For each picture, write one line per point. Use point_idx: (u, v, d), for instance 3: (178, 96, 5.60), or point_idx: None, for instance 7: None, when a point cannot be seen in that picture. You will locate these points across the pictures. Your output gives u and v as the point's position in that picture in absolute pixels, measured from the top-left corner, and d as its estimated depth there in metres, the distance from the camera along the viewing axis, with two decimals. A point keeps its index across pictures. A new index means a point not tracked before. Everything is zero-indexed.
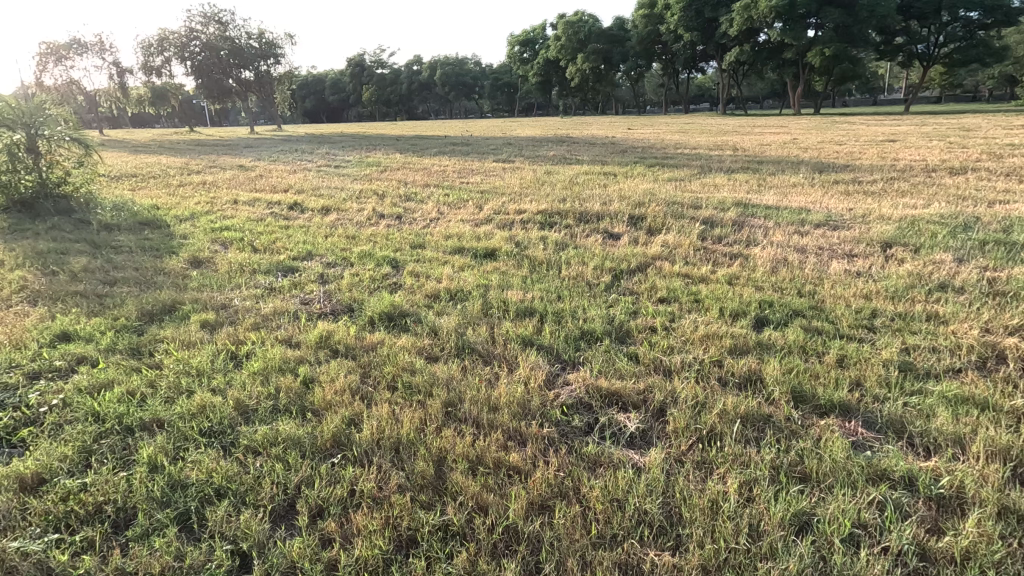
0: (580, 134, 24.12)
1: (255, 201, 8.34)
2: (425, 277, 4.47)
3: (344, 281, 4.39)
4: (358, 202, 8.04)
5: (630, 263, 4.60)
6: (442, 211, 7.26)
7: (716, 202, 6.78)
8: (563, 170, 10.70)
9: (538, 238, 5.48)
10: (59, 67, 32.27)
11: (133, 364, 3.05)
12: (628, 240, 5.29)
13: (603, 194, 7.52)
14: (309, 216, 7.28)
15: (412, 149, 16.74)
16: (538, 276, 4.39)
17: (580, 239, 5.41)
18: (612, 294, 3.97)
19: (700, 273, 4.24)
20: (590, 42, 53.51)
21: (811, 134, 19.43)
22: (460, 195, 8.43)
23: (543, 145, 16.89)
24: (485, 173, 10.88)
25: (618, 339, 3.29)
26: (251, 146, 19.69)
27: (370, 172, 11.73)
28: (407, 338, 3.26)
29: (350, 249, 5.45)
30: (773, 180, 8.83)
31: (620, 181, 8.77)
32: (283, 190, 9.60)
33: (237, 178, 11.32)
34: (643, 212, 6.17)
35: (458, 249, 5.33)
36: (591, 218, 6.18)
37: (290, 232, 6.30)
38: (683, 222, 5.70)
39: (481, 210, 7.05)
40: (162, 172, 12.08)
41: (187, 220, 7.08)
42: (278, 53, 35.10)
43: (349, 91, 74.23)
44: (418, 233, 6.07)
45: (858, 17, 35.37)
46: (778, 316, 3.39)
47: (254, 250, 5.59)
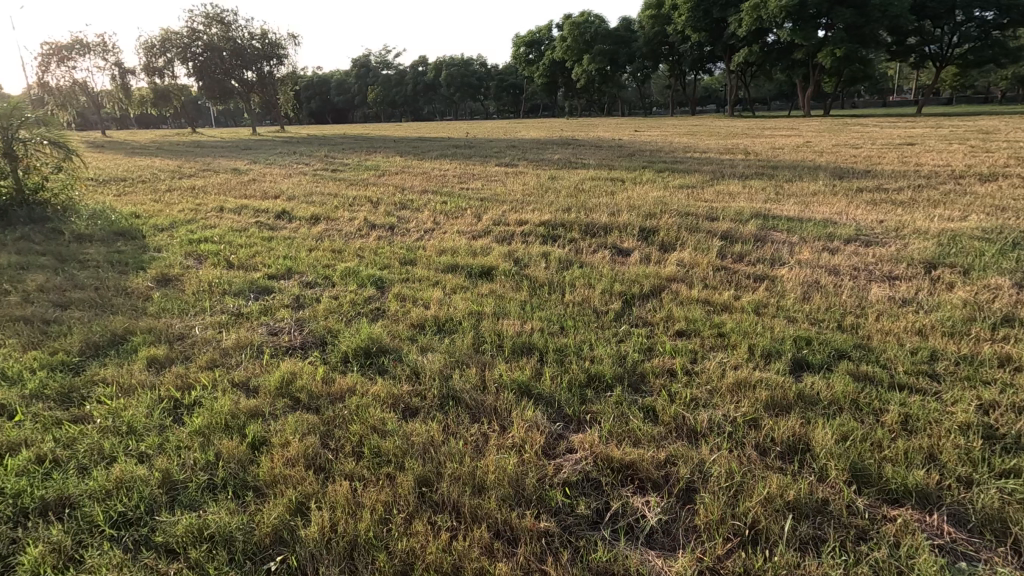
0: (586, 136, 23.69)
1: (242, 209, 7.88)
2: (412, 301, 3.99)
3: (320, 306, 3.91)
4: (350, 210, 7.58)
5: (642, 285, 4.12)
6: (438, 220, 6.79)
7: (734, 213, 6.27)
8: (568, 174, 10.22)
9: (540, 254, 4.99)
10: (61, 68, 32.01)
11: (56, 417, 2.57)
12: (640, 257, 4.80)
13: (611, 202, 7.02)
14: (297, 226, 6.82)
15: (413, 151, 16.28)
16: (539, 301, 3.90)
17: (586, 255, 4.93)
18: (622, 325, 3.48)
19: (722, 300, 3.74)
20: (597, 43, 52.96)
21: (825, 136, 18.89)
22: (458, 202, 7.95)
23: (548, 147, 16.37)
24: (487, 178, 10.39)
25: (631, 386, 2.80)
26: (249, 148, 19.26)
27: (367, 177, 11.26)
28: (383, 384, 2.77)
29: (333, 265, 4.98)
30: (792, 187, 8.32)
31: (628, 188, 8.27)
32: (274, 196, 9.15)
33: (229, 183, 10.87)
34: (654, 225, 5.68)
35: (452, 266, 4.85)
36: (597, 230, 5.69)
37: (273, 244, 5.84)
38: (699, 237, 5.20)
39: (479, 220, 6.57)
40: (153, 177, 11.65)
41: (166, 230, 6.62)
42: (281, 53, 34.72)
43: (354, 92, 73.95)
44: (411, 246, 5.59)
45: (870, 17, 34.72)
46: (820, 357, 2.89)
47: (230, 266, 5.12)
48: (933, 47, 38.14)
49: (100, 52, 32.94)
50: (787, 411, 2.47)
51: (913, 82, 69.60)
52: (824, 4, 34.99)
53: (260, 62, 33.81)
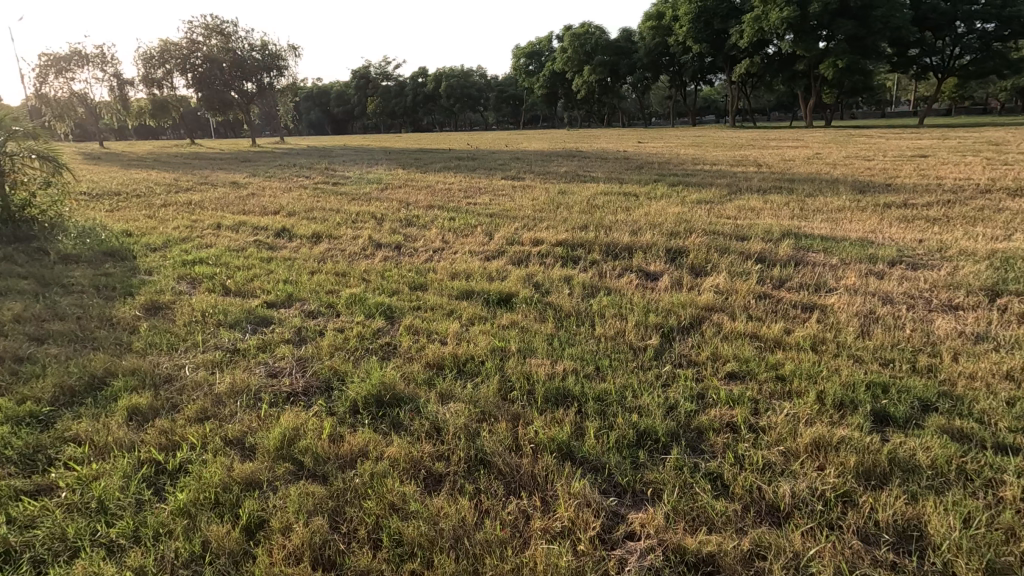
0: (589, 147, 23.43)
1: (239, 226, 7.50)
2: (427, 335, 3.61)
3: (326, 342, 3.52)
4: (354, 228, 7.22)
5: (678, 316, 3.75)
6: (447, 239, 6.43)
7: (762, 231, 5.91)
8: (578, 188, 9.91)
9: (561, 278, 4.62)
10: (59, 79, 31.84)
11: (14, 488, 2.17)
12: (670, 282, 4.43)
13: (629, 220, 6.67)
14: (298, 245, 6.45)
15: (416, 163, 15.97)
16: (567, 335, 3.52)
17: (612, 280, 4.56)
18: (665, 365, 3.10)
19: (772, 335, 3.37)
20: (597, 54, 53.10)
21: (833, 148, 18.63)
22: (467, 218, 7.61)
23: (553, 160, 16.06)
24: (494, 192, 10.06)
25: (688, 445, 2.41)
26: (248, 161, 18.94)
27: (370, 191, 10.93)
28: (400, 445, 2.38)
29: (339, 291, 4.60)
30: (815, 202, 7.98)
31: (644, 204, 7.91)
32: (274, 212, 8.79)
33: (227, 197, 10.51)
34: (681, 245, 5.33)
35: (467, 292, 4.47)
36: (620, 252, 5.33)
37: (272, 266, 5.45)
38: (731, 259, 4.84)
39: (491, 239, 6.22)
40: (148, 191, 11.29)
41: (158, 250, 6.24)
42: (281, 65, 34.65)
43: (354, 103, 74.04)
44: (421, 269, 5.23)
45: (871, 28, 34.70)
46: (903, 409, 2.51)
47: (227, 291, 4.73)
48: (934, 59, 38.13)
49: (99, 63, 32.80)
50: (883, 481, 2.08)
51: (912, 93, 69.80)
52: (826, 15, 34.95)
53: (260, 74, 33.70)
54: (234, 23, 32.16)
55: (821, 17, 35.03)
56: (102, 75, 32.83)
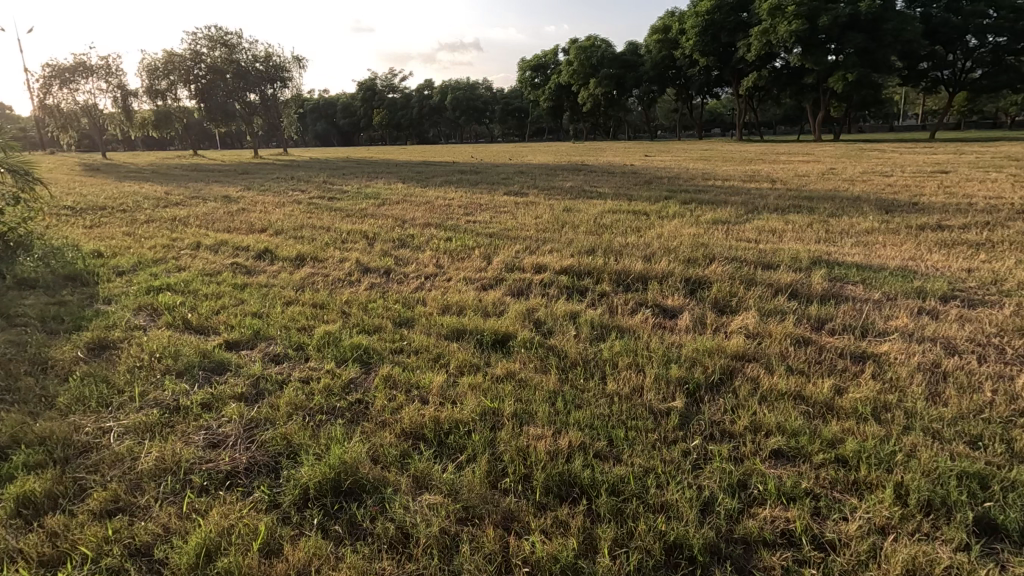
0: (595, 161, 23.01)
1: (220, 246, 6.99)
2: (406, 390, 3.04)
3: (286, 397, 2.95)
4: (343, 249, 6.71)
5: (705, 365, 3.18)
6: (442, 263, 5.89)
7: (790, 258, 5.34)
8: (584, 205, 9.40)
9: (566, 314, 4.06)
10: (63, 89, 31.72)
11: None
12: (693, 321, 3.85)
13: (641, 242, 6.14)
14: (279, 268, 5.91)
15: (417, 177, 15.54)
16: (573, 394, 2.94)
17: (625, 317, 3.99)
18: (694, 440, 2.51)
19: (822, 397, 2.78)
20: (602, 67, 53.01)
21: (847, 163, 18.12)
22: (464, 239, 7.08)
23: (558, 174, 15.60)
24: (495, 209, 9.55)
25: (734, 568, 1.82)
26: (245, 173, 18.52)
27: (366, 207, 10.45)
28: (352, 565, 1.81)
29: (314, 327, 4.06)
30: (840, 223, 7.42)
31: (656, 224, 7.37)
32: (261, 230, 8.28)
33: (216, 213, 10.04)
34: (700, 274, 4.77)
35: (457, 332, 3.89)
36: (633, 281, 4.77)
37: (244, 296, 4.91)
38: (760, 293, 4.27)
39: (491, 264, 5.69)
40: (135, 205, 10.84)
41: (126, 273, 5.72)
42: (285, 76, 34.52)
43: (360, 115, 74.19)
44: (410, 299, 4.70)
45: (881, 42, 34.28)
46: (1020, 519, 1.91)
47: (187, 326, 4.18)
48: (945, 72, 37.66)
49: (103, 74, 32.72)
50: None
51: (919, 107, 69.40)
52: (835, 29, 34.62)
53: (263, 85, 33.54)
54: (239, 34, 32.08)
55: (830, 30, 34.68)
56: (105, 86, 32.78)
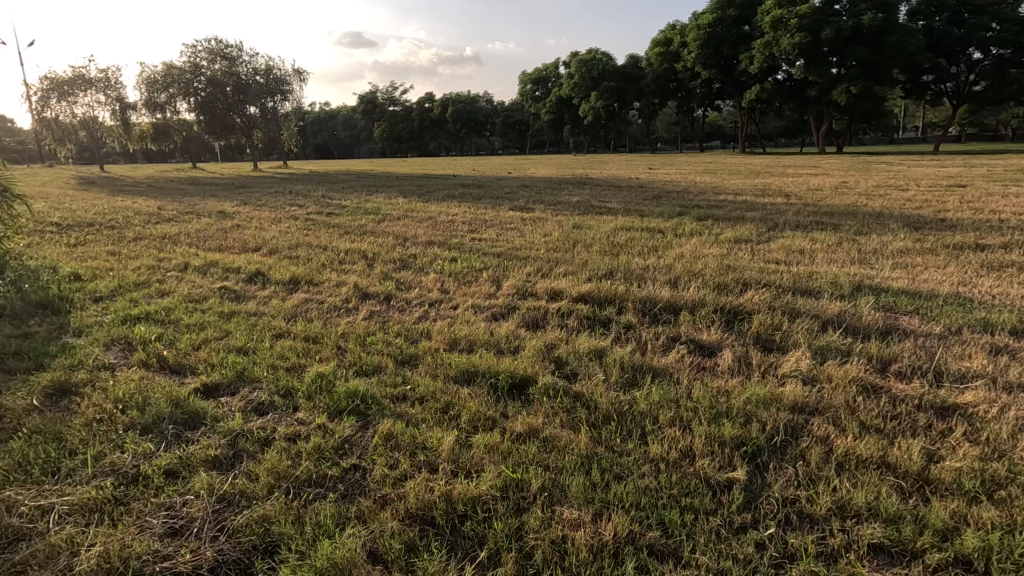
0: (599, 174, 22.68)
1: (208, 267, 6.52)
2: (410, 455, 2.56)
3: (267, 463, 2.48)
4: (342, 271, 6.27)
5: (762, 420, 2.70)
6: (449, 287, 5.43)
7: (829, 283, 4.88)
8: (595, 221, 8.98)
9: (591, 352, 3.59)
10: (61, 102, 31.45)
11: None
12: (735, 362, 3.39)
13: (663, 265, 5.69)
14: (270, 293, 5.44)
15: (418, 191, 15.17)
16: (611, 459, 2.46)
17: (658, 357, 3.52)
18: (768, 527, 2.04)
19: (914, 465, 2.30)
20: (603, 80, 53.10)
21: (857, 176, 17.77)
22: (470, 259, 6.63)
23: (563, 187, 15.20)
24: (502, 226, 9.12)
25: None
26: (243, 187, 18.14)
27: (366, 223, 10.03)
28: None
29: (306, 367, 3.59)
30: (870, 241, 6.99)
31: (674, 244, 6.93)
32: (256, 249, 7.84)
33: (208, 230, 9.60)
34: (733, 302, 4.31)
35: (468, 374, 3.42)
36: (660, 311, 4.31)
37: (230, 327, 4.44)
38: (807, 327, 3.81)
39: (501, 289, 5.24)
40: (125, 221, 10.40)
41: (103, 299, 5.24)
42: (286, 89, 34.34)
43: (361, 127, 74.24)
44: (414, 332, 4.23)
45: (885, 54, 34.15)
46: None
47: (163, 365, 3.70)
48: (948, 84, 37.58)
49: (103, 86, 32.44)
50: None
51: (919, 119, 69.55)
52: (837, 41, 34.55)
53: (263, 97, 33.33)
54: (239, 47, 31.98)
55: (833, 43, 34.58)
56: (104, 99, 32.56)
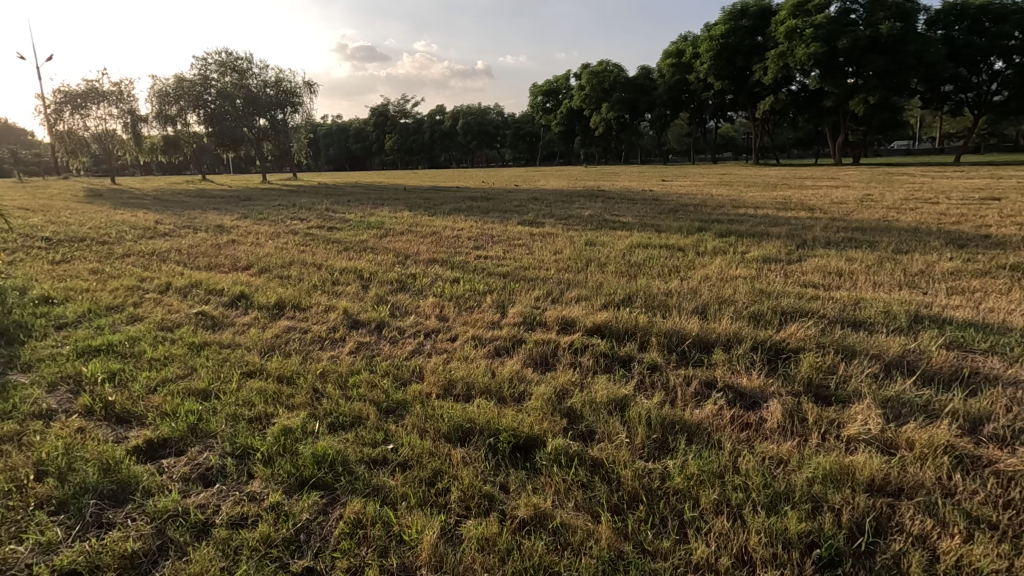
0: (611, 186, 22.20)
1: (190, 289, 6.04)
2: (382, 556, 2.00)
3: (196, 566, 1.93)
4: (334, 293, 5.75)
5: (834, 507, 2.10)
6: (449, 313, 4.89)
7: (882, 313, 4.27)
8: (608, 238, 8.46)
9: (609, 401, 3.02)
10: (74, 115, 31.65)
11: None
12: (787, 419, 2.79)
13: (686, 290, 5.11)
14: (251, 320, 4.92)
15: (424, 205, 14.74)
16: (641, 568, 1.87)
17: (691, 410, 2.93)
18: None
19: None
20: (614, 92, 52.91)
21: (881, 188, 17.10)
22: (474, 280, 6.11)
23: (574, 200, 14.68)
24: (509, 242, 8.61)
25: None
26: (248, 200, 17.90)
27: (367, 238, 9.56)
28: None
29: (273, 418, 3.05)
30: (913, 261, 6.37)
31: (696, 263, 6.37)
32: (246, 268, 7.36)
33: (202, 245, 9.16)
34: (774, 336, 3.72)
35: (462, 430, 2.84)
36: (689, 348, 3.72)
37: (197, 363, 3.91)
38: (868, 371, 3.20)
39: (507, 317, 4.69)
40: (118, 235, 10.01)
41: (66, 326, 4.75)
42: (295, 101, 34.28)
43: (372, 140, 74.74)
44: (404, 371, 3.68)
45: (904, 64, 33.46)
46: None
47: (108, 413, 3.16)
48: (970, 93, 36.71)
49: (115, 100, 32.64)
50: None
51: (936, 130, 68.54)
52: (854, 51, 33.89)
53: (274, 110, 33.30)
54: (249, 60, 32.16)
55: (850, 53, 33.92)
56: (116, 112, 32.78)
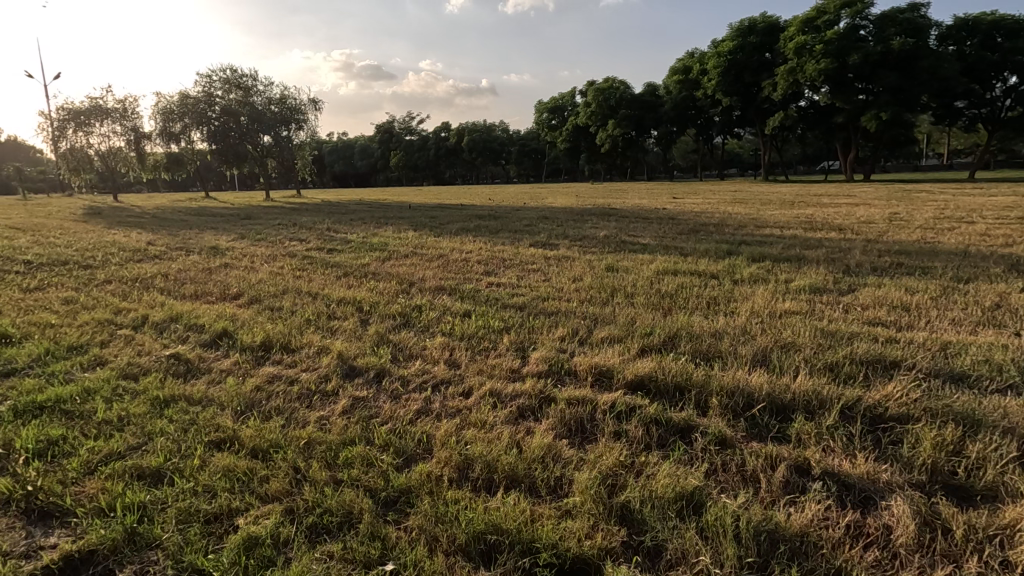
0: (622, 204, 21.67)
1: (169, 324, 5.39)
2: None
3: None
4: (329, 330, 5.06)
5: None
6: (461, 359, 4.20)
7: (982, 363, 3.54)
8: (630, 262, 7.82)
9: (676, 499, 2.30)
10: (77, 132, 31.41)
11: None
12: (923, 532, 2.07)
13: (736, 330, 4.41)
14: (230, 365, 4.23)
15: (430, 224, 14.19)
16: None
17: (788, 513, 2.21)
18: None
19: None
20: (620, 108, 52.76)
21: (905, 206, 16.47)
22: (488, 313, 5.46)
23: (586, 220, 14.13)
24: (522, 267, 7.97)
25: None
26: (248, 218, 17.43)
27: (369, 262, 8.95)
28: None
29: (239, 517, 2.36)
30: (982, 291, 5.66)
31: (737, 295, 5.69)
32: (235, 297, 6.70)
33: (191, 269, 8.54)
34: (865, 400, 3.01)
35: (486, 543, 2.14)
36: (760, 415, 3.00)
37: (157, 427, 3.22)
38: (1012, 456, 2.47)
39: (531, 366, 3.99)
40: (104, 258, 9.42)
41: (13, 374, 4.08)
42: (300, 118, 34.28)
43: (378, 157, 75.02)
44: (409, 442, 2.98)
45: (916, 80, 32.96)
46: None
47: (27, 507, 2.47)
48: (983, 108, 36.20)
49: (118, 117, 32.67)
50: None
51: (944, 147, 68.31)
52: (865, 67, 33.48)
53: (278, 127, 33.21)
54: (254, 78, 32.16)
55: (860, 68, 33.52)
56: (119, 129, 32.70)
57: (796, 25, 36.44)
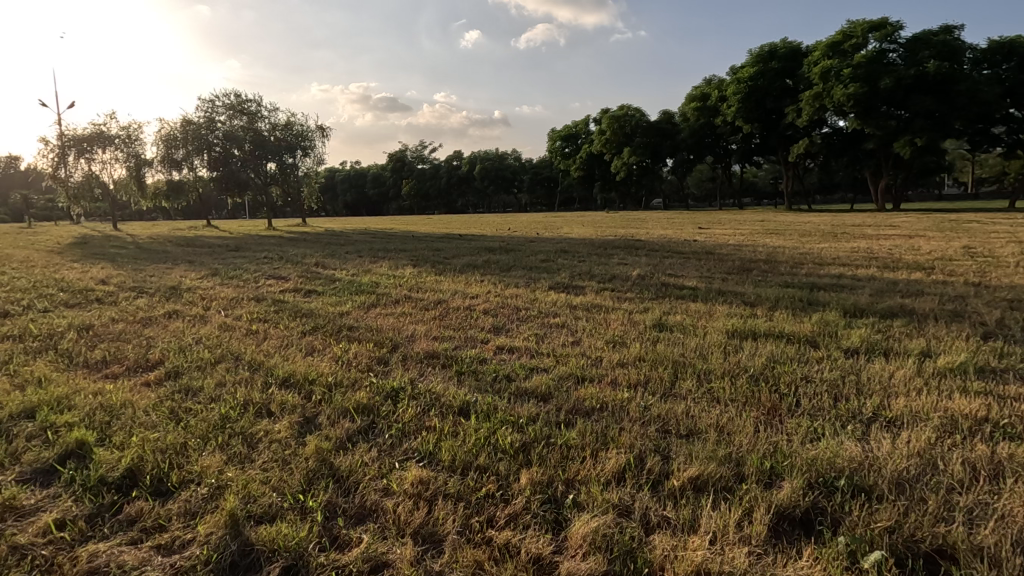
0: (647, 234, 19.94)
1: (12, 423, 3.54)
2: None
3: None
4: (245, 444, 3.22)
5: None
6: (447, 531, 2.34)
7: None
8: (683, 317, 5.98)
9: None
10: (78, 158, 30.44)
11: None
12: None
13: (931, 472, 2.52)
14: (34, 536, 2.37)
15: (434, 258, 12.53)
16: None
17: None
18: None
19: None
20: (636, 136, 51.65)
21: (973, 239, 14.59)
22: (496, 410, 3.60)
23: (611, 253, 12.44)
24: (542, 321, 6.16)
25: None
26: (237, 249, 15.94)
27: (349, 309, 7.20)
28: None
29: None
30: None
31: (869, 383, 3.80)
32: (150, 368, 4.86)
33: (124, 319, 6.78)
34: None
35: None
36: None
37: None
38: None
39: (576, 560, 2.12)
40: (29, 303, 7.70)
41: None
42: (306, 144, 33.48)
43: (389, 185, 74.78)
44: None
45: (954, 104, 31.21)
46: None
47: None
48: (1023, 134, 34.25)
49: (121, 143, 31.93)
50: None
51: (968, 175, 66.30)
52: (897, 91, 31.87)
53: (283, 153, 32.12)
54: (258, 102, 31.38)
55: (892, 93, 31.93)
56: (121, 155, 31.76)
57: (821, 49, 35.16)
